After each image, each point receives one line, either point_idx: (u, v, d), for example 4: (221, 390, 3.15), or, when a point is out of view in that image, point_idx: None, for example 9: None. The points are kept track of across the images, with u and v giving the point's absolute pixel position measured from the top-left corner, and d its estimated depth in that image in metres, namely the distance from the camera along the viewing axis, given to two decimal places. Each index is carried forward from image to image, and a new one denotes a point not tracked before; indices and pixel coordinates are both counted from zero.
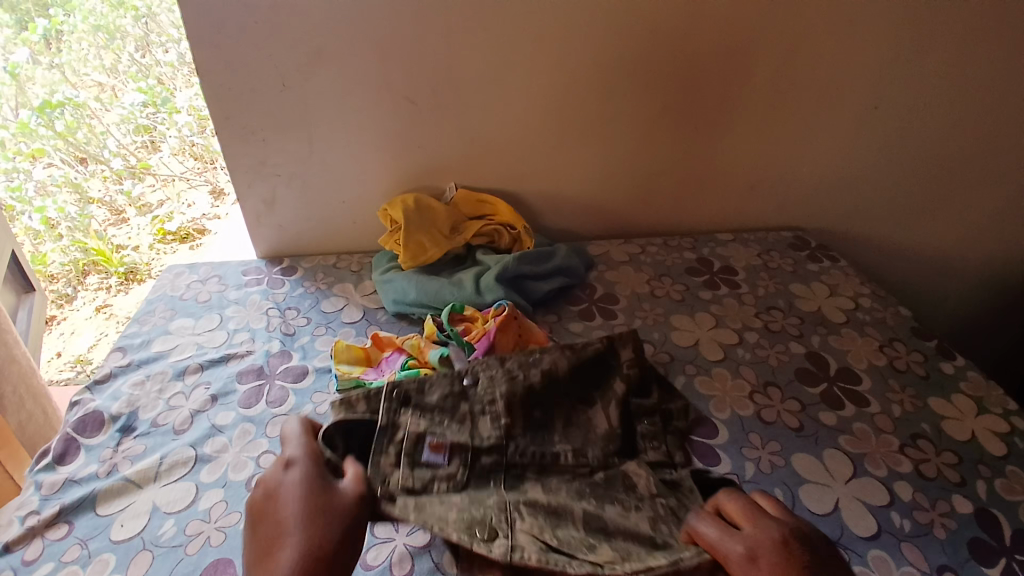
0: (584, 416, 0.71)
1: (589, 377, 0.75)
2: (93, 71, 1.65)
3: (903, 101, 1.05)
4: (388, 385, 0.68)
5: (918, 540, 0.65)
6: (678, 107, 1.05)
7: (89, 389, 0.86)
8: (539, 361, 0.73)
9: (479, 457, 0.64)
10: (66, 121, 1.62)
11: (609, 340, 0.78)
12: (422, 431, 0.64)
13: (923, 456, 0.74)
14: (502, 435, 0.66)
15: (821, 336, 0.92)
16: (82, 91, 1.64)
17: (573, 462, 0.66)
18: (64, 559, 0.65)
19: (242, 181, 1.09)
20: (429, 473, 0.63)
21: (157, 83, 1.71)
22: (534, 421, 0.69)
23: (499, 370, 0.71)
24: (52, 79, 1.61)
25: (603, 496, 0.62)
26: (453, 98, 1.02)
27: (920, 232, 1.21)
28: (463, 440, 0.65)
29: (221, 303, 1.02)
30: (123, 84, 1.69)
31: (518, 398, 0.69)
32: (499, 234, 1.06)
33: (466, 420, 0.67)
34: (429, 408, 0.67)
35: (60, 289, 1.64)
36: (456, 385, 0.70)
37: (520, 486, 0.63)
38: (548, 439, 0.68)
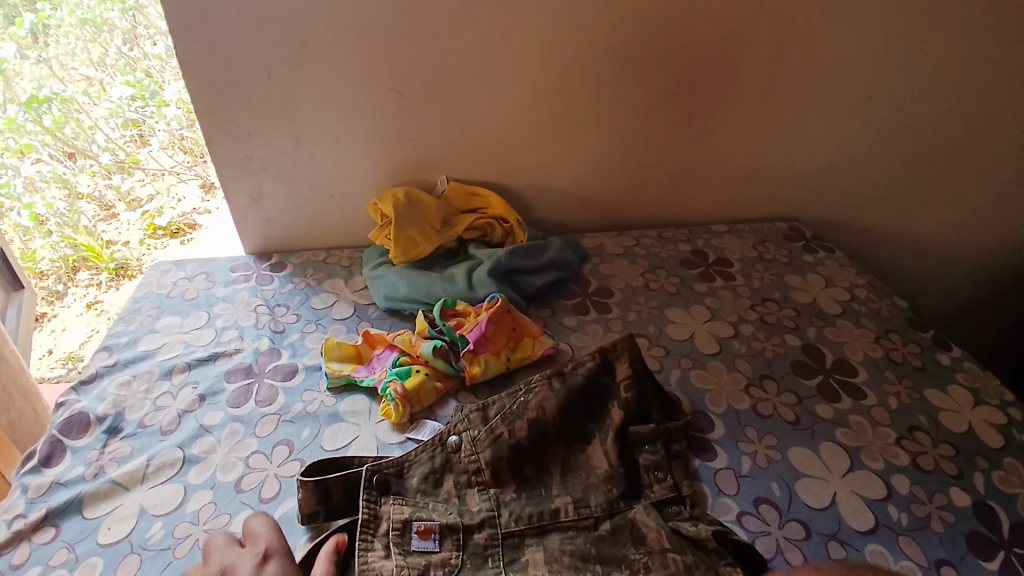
0: (580, 458, 0.70)
1: (582, 409, 0.73)
2: (81, 66, 1.59)
3: (898, 89, 1.04)
4: (365, 471, 0.67)
5: (916, 534, 0.64)
6: (673, 98, 1.03)
7: (75, 389, 0.84)
8: (526, 407, 0.71)
9: (471, 534, 0.63)
10: (54, 116, 1.56)
11: (602, 355, 0.75)
12: (407, 518, 0.63)
13: (920, 448, 0.73)
14: (493, 504, 0.66)
15: (817, 328, 0.91)
16: (70, 85, 1.58)
17: (573, 517, 0.65)
18: (51, 563, 0.64)
19: (228, 176, 1.07)
20: (423, 559, 0.60)
21: (146, 76, 1.67)
22: (526, 479, 0.68)
23: (481, 429, 0.70)
24: (39, 73, 1.53)
25: (610, 560, 0.60)
26: (443, 90, 1.00)
27: (915, 223, 1.21)
28: (453, 520, 0.64)
29: (208, 300, 1.00)
30: (111, 77, 1.65)
31: (502, 461, 0.68)
32: (491, 227, 1.05)
33: (452, 499, 0.66)
34: (412, 491, 0.66)
35: (50, 286, 1.60)
36: (438, 454, 0.69)
37: (520, 558, 0.61)
38: (545, 496, 0.67)
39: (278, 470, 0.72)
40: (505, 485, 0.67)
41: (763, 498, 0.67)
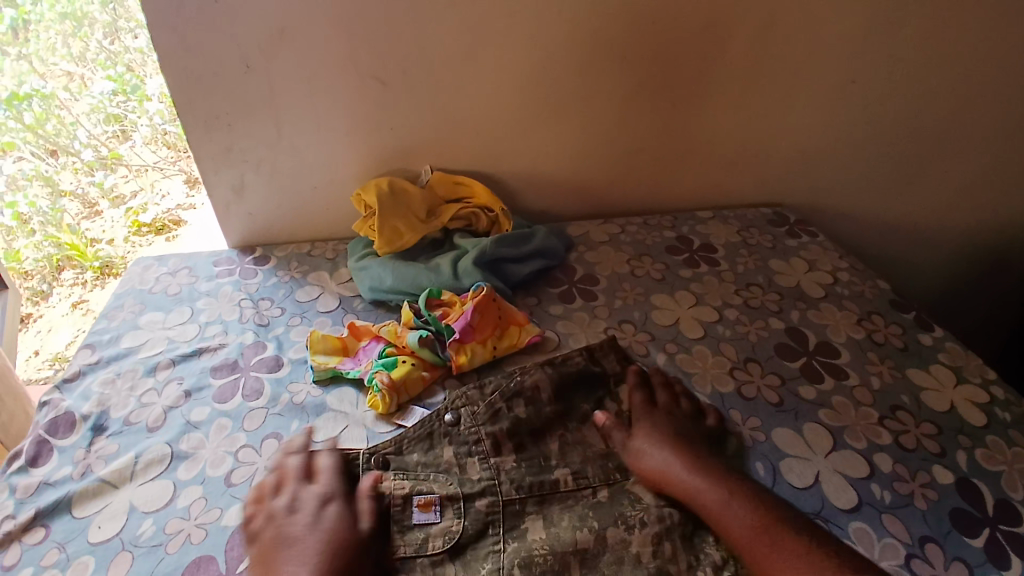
0: (577, 434, 0.72)
1: (575, 390, 0.76)
2: (61, 61, 1.51)
3: (878, 72, 1.05)
4: (365, 452, 0.69)
5: (898, 511, 0.65)
6: (656, 83, 1.03)
7: (58, 389, 0.83)
8: (522, 386, 0.74)
9: (472, 502, 0.65)
10: (35, 113, 1.51)
11: (589, 352, 0.80)
12: (408, 492, 0.65)
13: (902, 426, 0.75)
14: (493, 474, 0.67)
15: (800, 310, 0.92)
16: (51, 81, 1.51)
17: (572, 485, 0.66)
18: (43, 563, 0.63)
19: (208, 168, 1.05)
20: (423, 533, 0.62)
21: (126, 70, 1.56)
22: (526, 450, 0.69)
23: (481, 405, 0.72)
24: (19, 69, 1.46)
25: (608, 517, 0.63)
26: (424, 77, 0.99)
27: (897, 204, 1.22)
28: (453, 490, 0.65)
29: (192, 295, 0.99)
30: (92, 72, 1.55)
31: (503, 433, 0.70)
32: (476, 217, 1.05)
33: (453, 469, 0.67)
34: (414, 466, 0.68)
35: (35, 286, 1.61)
36: (438, 428, 0.71)
37: (520, 526, 0.63)
38: (545, 468, 0.68)
39: (267, 463, 0.71)
40: (505, 454, 0.69)
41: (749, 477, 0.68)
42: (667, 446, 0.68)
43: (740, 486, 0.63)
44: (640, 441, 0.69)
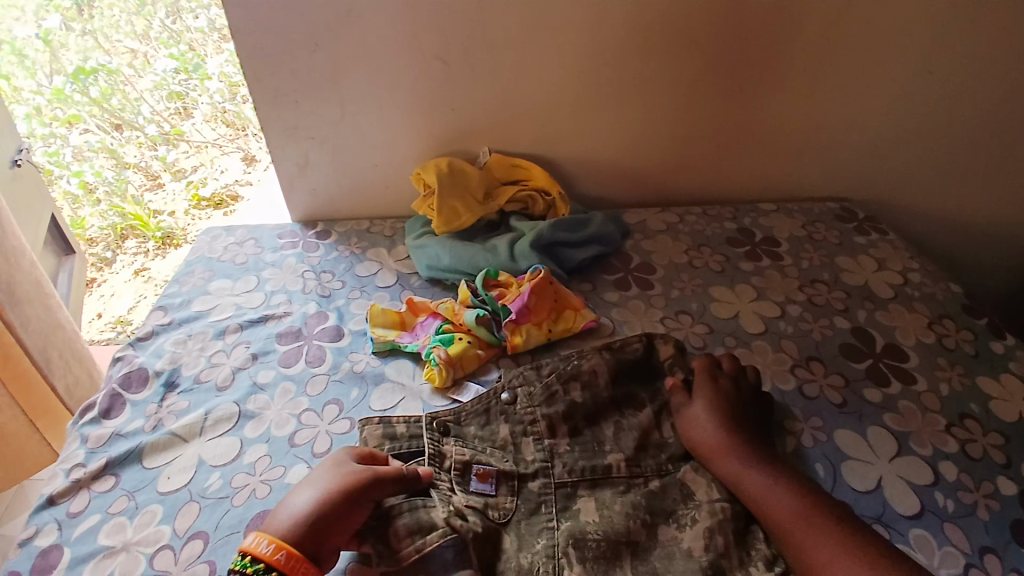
0: (634, 421, 0.71)
1: (632, 377, 0.76)
2: (125, 38, 1.70)
3: (965, 63, 0.98)
4: (427, 416, 0.71)
5: (961, 521, 0.63)
6: (722, 69, 1.00)
7: (132, 346, 0.88)
8: (579, 369, 0.74)
9: (525, 482, 0.65)
10: (100, 87, 1.68)
11: (649, 338, 0.79)
12: (468, 459, 0.67)
13: (970, 435, 0.71)
14: (546, 456, 0.67)
15: (867, 311, 0.89)
16: (115, 57, 1.69)
17: (625, 472, 0.66)
18: (110, 510, 0.68)
19: (275, 144, 1.09)
20: (482, 500, 0.64)
21: (189, 49, 1.72)
22: (580, 435, 0.70)
23: (538, 386, 0.73)
24: (85, 46, 1.67)
25: (660, 514, 0.63)
26: (486, 59, 0.99)
27: (976, 203, 1.15)
28: (509, 467, 0.66)
29: (257, 265, 1.03)
30: (155, 50, 1.72)
31: (558, 417, 0.70)
32: (533, 200, 1.04)
33: (508, 447, 0.69)
34: (471, 437, 0.69)
35: (100, 253, 1.67)
36: (495, 405, 0.72)
37: (573, 506, 0.63)
38: (598, 452, 0.68)
39: (329, 427, 0.74)
40: (559, 437, 0.69)
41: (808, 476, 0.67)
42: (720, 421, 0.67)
43: (785, 473, 0.62)
44: (692, 415, 0.69)
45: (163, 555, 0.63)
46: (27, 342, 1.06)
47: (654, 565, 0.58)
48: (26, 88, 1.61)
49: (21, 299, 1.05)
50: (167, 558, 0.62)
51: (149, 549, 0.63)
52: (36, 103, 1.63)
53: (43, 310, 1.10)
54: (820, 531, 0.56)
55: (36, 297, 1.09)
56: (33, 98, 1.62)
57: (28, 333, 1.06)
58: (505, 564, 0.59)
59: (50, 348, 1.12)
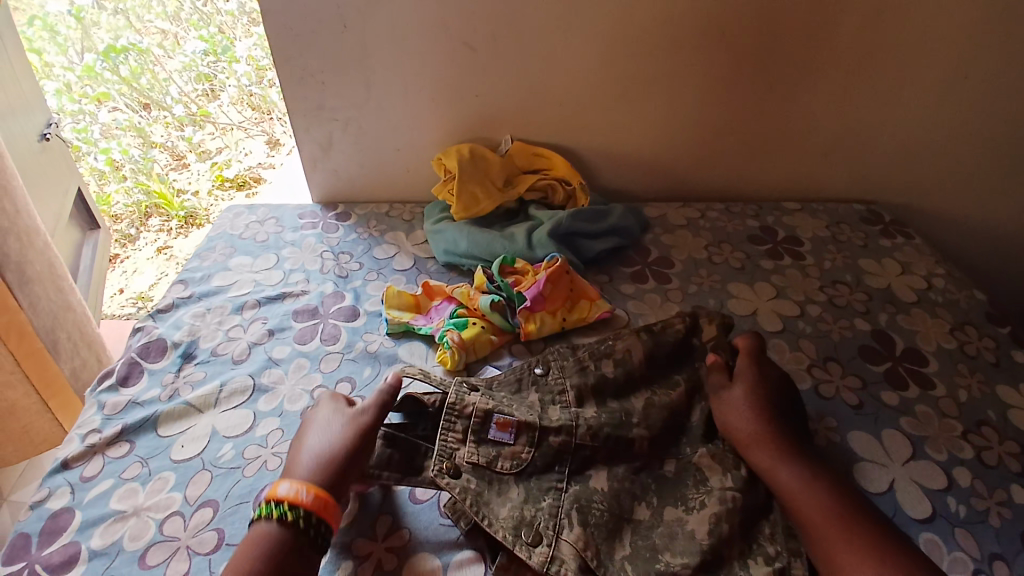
0: (665, 399, 0.70)
1: (668, 361, 0.74)
2: (156, 19, 1.72)
3: (1002, 64, 0.95)
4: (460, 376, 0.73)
5: (973, 527, 0.61)
6: (752, 64, 0.98)
7: (152, 317, 0.90)
8: (613, 349, 0.74)
9: (546, 436, 0.66)
10: (130, 66, 1.70)
11: (693, 317, 0.77)
12: (490, 407, 0.67)
13: (986, 443, 0.70)
14: (572, 417, 0.67)
15: (889, 314, 0.87)
16: (146, 37, 1.71)
17: (644, 450, 0.66)
18: (123, 476, 0.69)
19: (300, 124, 1.10)
20: (495, 450, 0.65)
21: (218, 31, 1.75)
22: (608, 407, 0.69)
23: (571, 360, 0.74)
24: (116, 25, 1.70)
25: (669, 496, 0.63)
26: (512, 45, 0.99)
27: (1005, 211, 1.12)
28: (531, 419, 0.66)
29: (277, 243, 1.04)
30: (185, 32, 1.74)
31: (587, 390, 0.71)
32: (553, 189, 1.04)
33: (535, 407, 0.69)
34: (499, 393, 0.71)
35: (124, 230, 1.70)
36: (527, 376, 0.74)
37: (587, 473, 0.64)
38: (626, 423, 0.67)
39: None
40: (586, 407, 0.69)
41: None
42: (758, 410, 0.64)
43: (819, 469, 0.60)
44: (726, 403, 0.67)
45: (172, 522, 0.64)
46: (35, 322, 1.08)
47: (654, 542, 0.59)
48: (57, 64, 1.65)
49: (31, 280, 1.07)
50: (176, 524, 0.64)
51: (159, 515, 0.65)
52: (67, 79, 1.67)
53: (54, 291, 1.13)
54: (853, 537, 0.54)
55: (48, 278, 1.11)
56: (64, 74, 1.66)
57: (37, 314, 1.09)
58: (507, 511, 0.61)
59: (58, 330, 1.14)
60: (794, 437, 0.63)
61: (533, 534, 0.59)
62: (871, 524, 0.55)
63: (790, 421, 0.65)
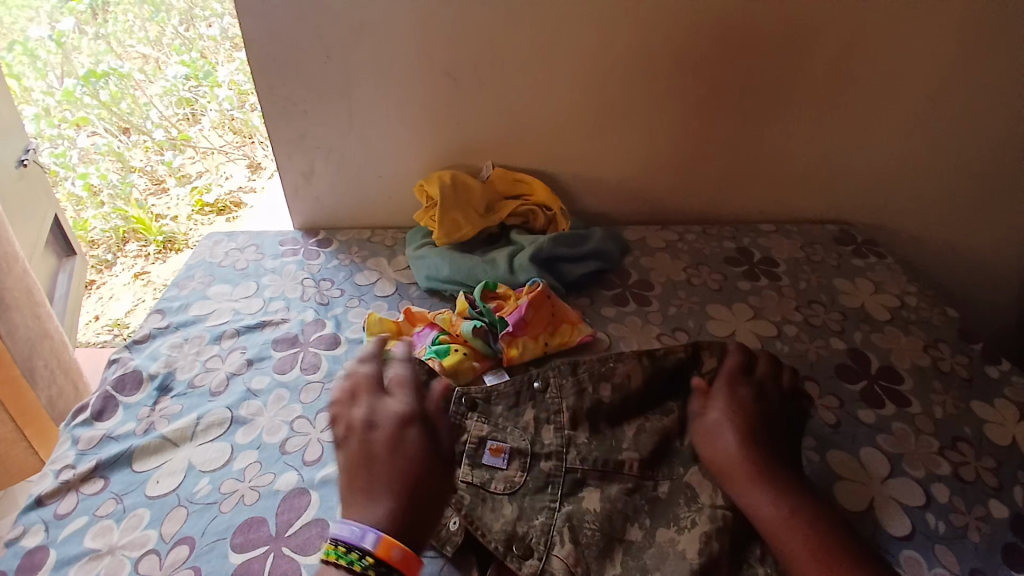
0: (657, 425, 0.70)
1: (665, 387, 0.74)
2: (137, 44, 1.74)
3: (963, 93, 1.00)
4: (457, 390, 0.73)
5: (952, 543, 0.62)
6: (727, 93, 1.01)
7: (128, 348, 0.89)
8: (612, 372, 0.73)
9: (538, 461, 0.67)
10: (111, 91, 1.71)
11: (695, 348, 0.75)
12: (485, 434, 0.69)
13: (961, 458, 0.71)
14: (563, 443, 0.68)
15: (864, 333, 0.89)
16: (127, 62, 1.73)
17: (636, 472, 0.65)
18: (98, 513, 0.67)
19: (281, 152, 1.10)
20: (489, 473, 0.67)
21: (200, 56, 1.76)
22: (600, 432, 0.69)
23: (569, 380, 0.73)
24: (98, 49, 1.71)
25: (660, 516, 0.63)
26: (493, 75, 1.01)
27: (971, 233, 1.15)
28: (524, 445, 0.68)
29: (258, 271, 1.04)
30: (166, 56, 1.76)
31: (582, 412, 0.70)
32: (534, 214, 1.05)
33: (529, 428, 0.70)
34: (495, 415, 0.71)
35: (100, 256, 1.67)
36: (525, 391, 0.73)
37: (578, 493, 0.64)
38: (615, 448, 0.67)
39: (320, 434, 0.74)
40: (579, 430, 0.69)
41: None
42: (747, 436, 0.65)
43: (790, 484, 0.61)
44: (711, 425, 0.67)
45: (149, 559, 0.62)
46: (12, 350, 1.06)
47: (644, 561, 0.59)
48: (37, 89, 1.66)
49: (8, 306, 1.04)
50: (151, 562, 0.62)
51: (134, 553, 0.63)
52: (47, 104, 1.67)
53: (32, 317, 1.11)
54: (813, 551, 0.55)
55: (25, 304, 1.09)
56: (44, 99, 1.67)
57: (14, 340, 1.07)
58: (499, 526, 0.62)
59: (35, 357, 1.12)
60: (771, 453, 0.64)
61: (524, 548, 0.60)
62: (841, 556, 0.54)
63: (780, 446, 0.65)
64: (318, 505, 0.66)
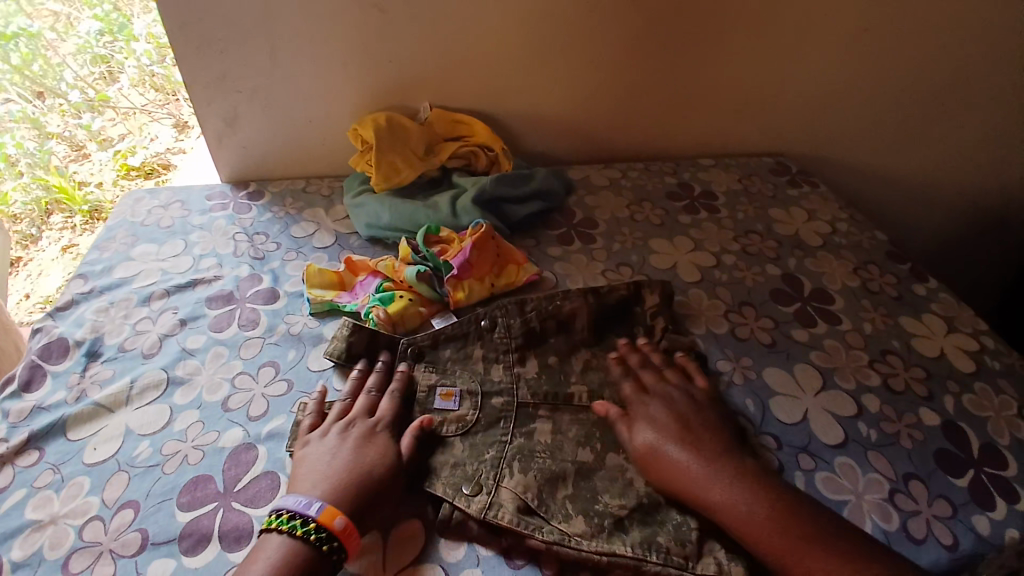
0: (604, 361, 0.72)
1: (608, 322, 0.76)
2: (47, 0, 1.54)
3: (892, 21, 1.02)
4: (403, 340, 0.73)
5: (884, 449, 0.67)
6: (664, 24, 1.00)
7: (51, 316, 0.82)
8: (559, 309, 0.74)
9: (489, 398, 0.68)
10: (21, 53, 1.49)
11: (636, 286, 0.77)
12: (433, 381, 0.69)
13: (892, 370, 0.76)
14: (513, 379, 0.69)
15: (797, 258, 0.92)
16: (37, 21, 1.52)
17: (585, 402, 0.68)
18: (35, 484, 0.64)
19: (200, 98, 1.02)
20: (440, 416, 0.66)
21: (113, 9, 1.62)
22: (548, 366, 0.71)
23: (518, 318, 0.74)
24: (7, 10, 1.47)
25: (610, 441, 0.64)
26: (424, 7, 0.95)
27: (899, 159, 1.21)
28: (474, 386, 0.69)
29: (184, 228, 0.98)
30: (78, 12, 1.58)
31: (530, 349, 0.72)
32: (475, 155, 1.03)
33: (478, 367, 0.71)
34: (444, 360, 0.72)
35: (24, 230, 1.52)
36: (472, 330, 0.73)
37: (530, 425, 0.65)
38: (564, 381, 0.70)
39: (264, 389, 0.72)
40: (528, 365, 0.71)
41: (740, 412, 0.70)
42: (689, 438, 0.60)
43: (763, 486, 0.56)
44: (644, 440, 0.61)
45: (93, 526, 0.60)
46: None
47: (595, 484, 0.60)
48: None
49: None
50: (97, 528, 0.59)
51: (77, 521, 0.60)
52: None
53: None
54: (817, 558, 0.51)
55: None
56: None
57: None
58: (449, 470, 0.61)
59: None
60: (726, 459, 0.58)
61: (473, 486, 0.60)
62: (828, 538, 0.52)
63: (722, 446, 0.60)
64: (266, 458, 0.64)
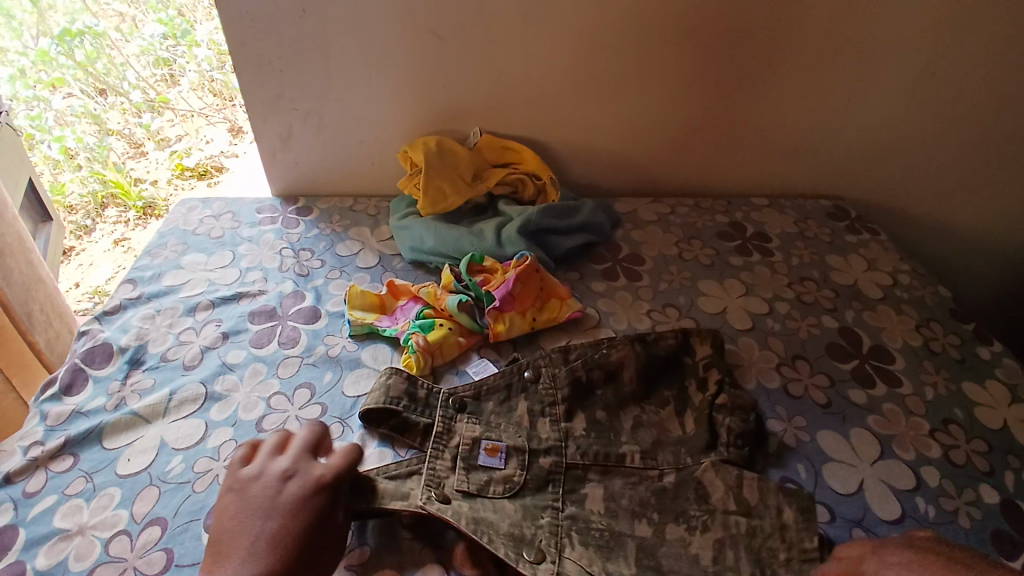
0: (654, 417, 0.70)
1: (657, 375, 0.74)
2: (115, 2, 1.65)
3: (964, 67, 0.97)
4: (444, 392, 0.70)
5: (941, 528, 0.61)
6: (722, 60, 0.97)
7: (98, 320, 0.84)
8: (607, 359, 0.72)
9: (536, 458, 0.64)
10: (86, 51, 1.60)
11: (686, 334, 0.75)
12: (477, 435, 0.66)
13: (953, 441, 0.70)
14: (560, 436, 0.66)
15: (855, 311, 0.88)
16: (103, 20, 1.62)
17: (638, 463, 0.64)
18: (67, 491, 0.65)
19: (257, 114, 1.05)
20: (486, 476, 0.63)
21: (177, 14, 1.68)
22: (597, 422, 0.68)
23: (563, 368, 0.71)
24: (73, 8, 1.60)
25: (669, 510, 0.61)
26: (480, 33, 0.95)
27: (964, 210, 1.14)
28: (520, 443, 0.65)
29: (234, 240, 0.99)
30: (143, 15, 1.66)
31: (577, 403, 0.70)
32: (523, 183, 1.02)
33: (523, 423, 0.68)
34: (486, 413, 0.68)
35: (78, 221, 1.57)
36: (515, 380, 0.71)
37: (580, 490, 0.62)
38: (615, 440, 0.67)
39: (299, 412, 0.71)
40: (575, 421, 0.68)
41: (790, 478, 0.66)
42: None
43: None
44: None
45: (120, 541, 0.60)
46: (7, 295, 1.01)
47: (660, 562, 0.56)
48: (12, 49, 1.55)
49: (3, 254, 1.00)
50: (123, 543, 0.59)
51: (105, 534, 0.60)
52: (21, 65, 1.56)
53: (25, 264, 1.06)
54: None
55: (18, 251, 1.04)
56: (18, 59, 1.55)
57: (9, 286, 1.02)
58: (507, 527, 0.58)
59: (30, 301, 1.07)
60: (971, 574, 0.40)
61: (535, 553, 0.56)
62: None
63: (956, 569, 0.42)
64: None
